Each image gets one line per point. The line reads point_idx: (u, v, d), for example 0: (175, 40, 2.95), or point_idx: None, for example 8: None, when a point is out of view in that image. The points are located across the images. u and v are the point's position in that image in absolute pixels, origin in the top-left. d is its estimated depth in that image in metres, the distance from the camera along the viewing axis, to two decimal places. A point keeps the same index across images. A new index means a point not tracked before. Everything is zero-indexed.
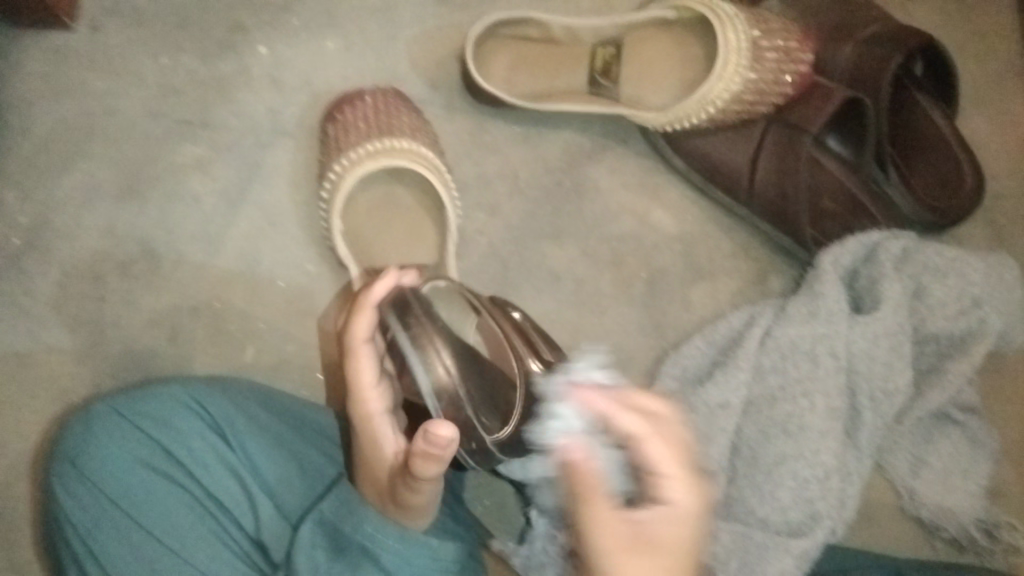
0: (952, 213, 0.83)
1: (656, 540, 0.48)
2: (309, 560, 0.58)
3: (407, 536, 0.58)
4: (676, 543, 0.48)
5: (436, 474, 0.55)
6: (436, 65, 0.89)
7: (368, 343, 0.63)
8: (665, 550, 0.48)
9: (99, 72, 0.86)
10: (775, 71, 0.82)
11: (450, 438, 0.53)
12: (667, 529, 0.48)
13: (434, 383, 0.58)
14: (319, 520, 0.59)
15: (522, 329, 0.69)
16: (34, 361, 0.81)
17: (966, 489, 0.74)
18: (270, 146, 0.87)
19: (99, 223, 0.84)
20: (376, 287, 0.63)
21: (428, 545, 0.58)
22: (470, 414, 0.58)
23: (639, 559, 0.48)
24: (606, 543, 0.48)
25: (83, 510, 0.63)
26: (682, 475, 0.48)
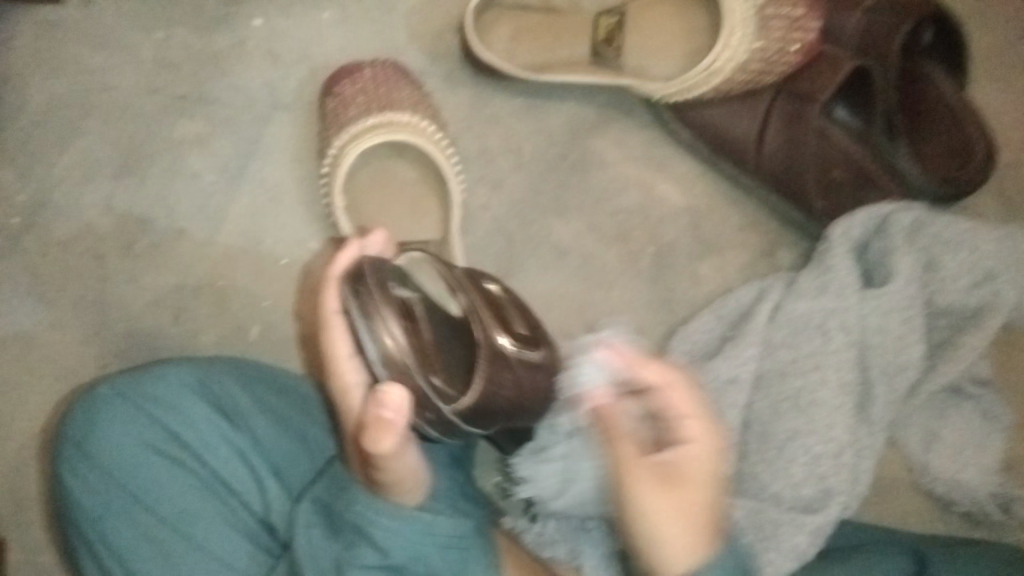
0: (960, 183, 0.82)
1: (681, 475, 0.52)
2: (308, 536, 0.56)
3: (398, 511, 0.53)
4: (698, 478, 0.52)
5: (395, 449, 0.52)
6: (437, 36, 0.87)
7: (339, 314, 0.60)
8: (688, 484, 0.52)
9: (93, 47, 0.84)
10: (782, 39, 0.79)
11: (397, 399, 0.51)
12: (689, 463, 0.53)
13: (382, 353, 0.54)
14: (314, 498, 0.58)
15: (503, 302, 0.65)
16: (35, 343, 0.79)
17: (980, 463, 0.74)
18: (268, 121, 0.85)
19: (96, 201, 0.82)
20: (339, 259, 0.60)
21: (420, 520, 0.53)
22: (421, 382, 0.54)
23: (668, 493, 0.52)
24: (634, 478, 0.53)
25: (91, 494, 0.62)
26: (700, 418, 0.53)
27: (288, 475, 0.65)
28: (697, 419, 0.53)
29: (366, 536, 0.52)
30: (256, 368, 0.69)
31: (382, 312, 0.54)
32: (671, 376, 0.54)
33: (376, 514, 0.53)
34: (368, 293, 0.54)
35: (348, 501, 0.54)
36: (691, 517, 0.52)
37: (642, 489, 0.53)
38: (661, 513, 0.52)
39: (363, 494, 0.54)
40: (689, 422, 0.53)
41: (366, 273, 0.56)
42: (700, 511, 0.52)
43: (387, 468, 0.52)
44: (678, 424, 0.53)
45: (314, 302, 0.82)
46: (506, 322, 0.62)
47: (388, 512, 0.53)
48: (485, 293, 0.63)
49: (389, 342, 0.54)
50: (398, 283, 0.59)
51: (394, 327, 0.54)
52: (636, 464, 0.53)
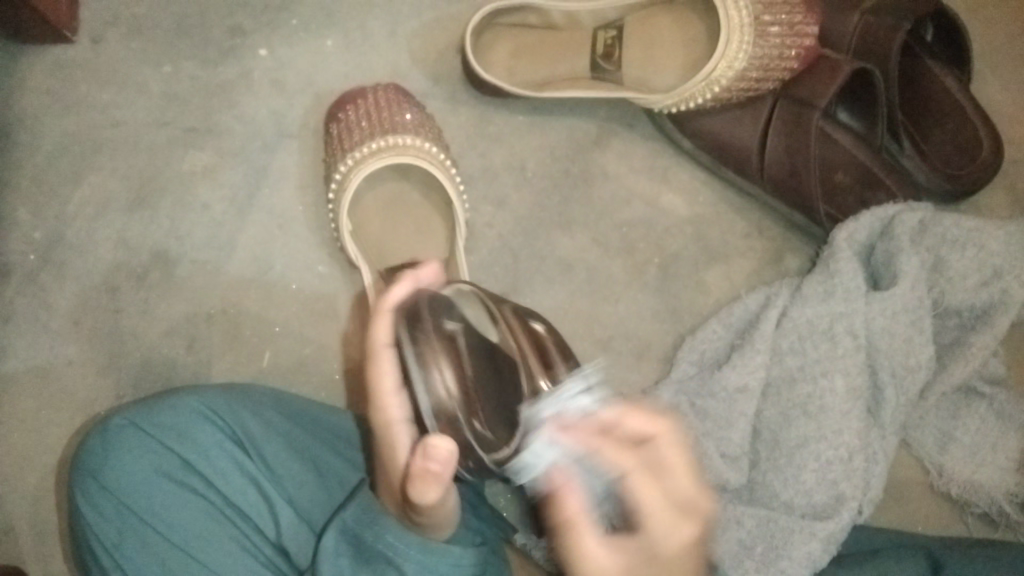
0: (969, 180, 0.81)
1: (643, 566, 0.47)
2: (334, 566, 0.54)
3: (429, 546, 0.53)
4: (664, 573, 0.46)
5: (439, 498, 0.50)
6: (437, 58, 0.88)
7: (391, 348, 0.57)
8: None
9: (103, 84, 0.86)
10: (778, 47, 0.79)
11: (448, 451, 0.49)
12: (650, 558, 0.47)
13: (432, 402, 0.53)
14: (342, 529, 0.55)
15: (552, 343, 0.62)
16: (56, 376, 0.81)
17: (997, 463, 0.73)
18: (275, 149, 0.86)
19: (111, 234, 0.84)
20: (394, 292, 0.58)
21: (452, 553, 0.53)
22: (470, 435, 0.53)
23: None
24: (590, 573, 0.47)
25: (108, 524, 0.63)
26: (665, 498, 0.47)
27: (302, 502, 0.66)
28: (663, 507, 0.47)
29: (392, 568, 0.53)
30: (267, 396, 0.71)
31: (440, 356, 0.53)
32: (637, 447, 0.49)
33: (402, 544, 0.53)
34: (424, 336, 0.54)
35: (376, 532, 0.53)
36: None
37: None
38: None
39: (395, 524, 0.53)
40: (656, 506, 0.47)
41: (426, 318, 0.55)
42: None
43: (428, 513, 0.51)
44: (639, 510, 0.47)
45: (327, 326, 0.83)
46: (550, 361, 0.59)
47: (417, 545, 0.53)
48: (531, 336, 0.61)
49: (441, 391, 0.53)
50: (450, 316, 0.58)
51: (445, 372, 0.53)
52: (600, 559, 0.47)
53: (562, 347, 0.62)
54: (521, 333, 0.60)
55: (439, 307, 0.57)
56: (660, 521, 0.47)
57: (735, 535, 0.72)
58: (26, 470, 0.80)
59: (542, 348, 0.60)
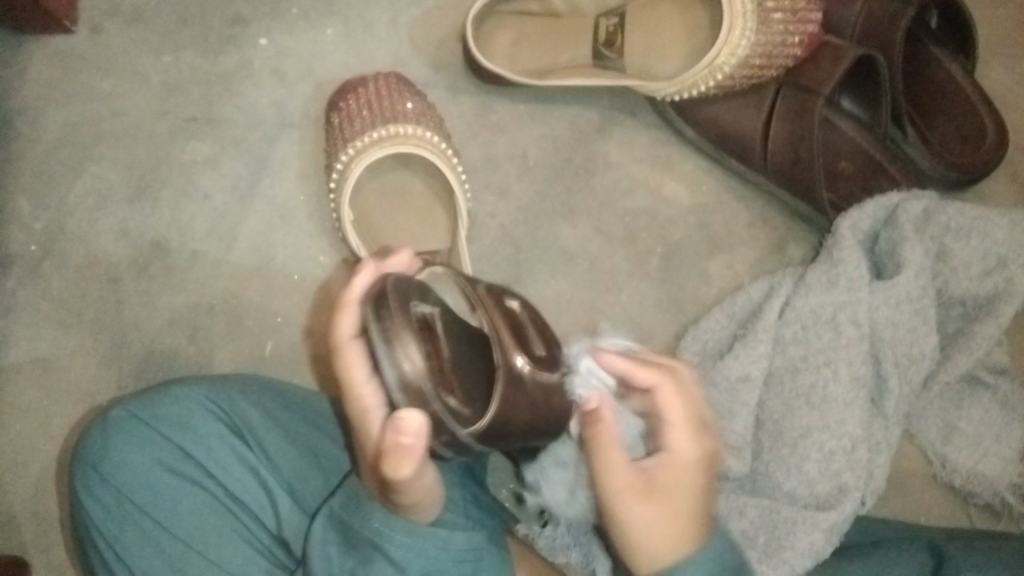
0: (974, 168, 0.80)
1: (660, 480, 0.53)
2: (324, 554, 0.55)
3: (417, 530, 0.53)
4: (681, 485, 0.53)
5: (413, 473, 0.50)
6: (438, 46, 0.88)
7: (357, 340, 0.56)
8: (669, 490, 0.53)
9: (103, 73, 0.86)
10: (782, 33, 0.78)
11: (421, 426, 0.48)
12: (668, 472, 0.54)
13: (399, 378, 0.49)
14: (329, 515, 0.56)
15: (532, 323, 0.56)
16: (58, 366, 0.81)
17: (1000, 454, 0.73)
18: (276, 139, 0.86)
19: (112, 224, 0.84)
20: (358, 281, 0.56)
21: (437, 537, 0.53)
22: (441, 410, 0.49)
23: (651, 506, 0.53)
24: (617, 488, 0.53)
25: (107, 514, 0.64)
26: (684, 421, 0.54)
27: (301, 493, 0.66)
28: (681, 427, 0.54)
29: (380, 552, 0.53)
30: (266, 385, 0.71)
31: (404, 329, 0.50)
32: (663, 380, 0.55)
33: (390, 529, 0.53)
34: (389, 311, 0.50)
35: (363, 517, 0.53)
36: (672, 519, 0.52)
37: (629, 501, 0.53)
38: (646, 519, 0.53)
39: (380, 509, 0.53)
40: (676, 427, 0.54)
41: (392, 297, 0.51)
42: (686, 508, 0.53)
43: (405, 489, 0.50)
44: (666, 427, 0.54)
45: (329, 317, 0.83)
46: (526, 339, 0.54)
47: (403, 528, 0.53)
48: (504, 311, 0.55)
49: (408, 368, 0.49)
50: (419, 296, 0.55)
51: (412, 349, 0.49)
52: (626, 478, 0.53)
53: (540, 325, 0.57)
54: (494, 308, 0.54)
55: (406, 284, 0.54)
56: (679, 440, 0.54)
57: (738, 524, 0.72)
58: (29, 461, 0.80)
59: (517, 325, 0.54)
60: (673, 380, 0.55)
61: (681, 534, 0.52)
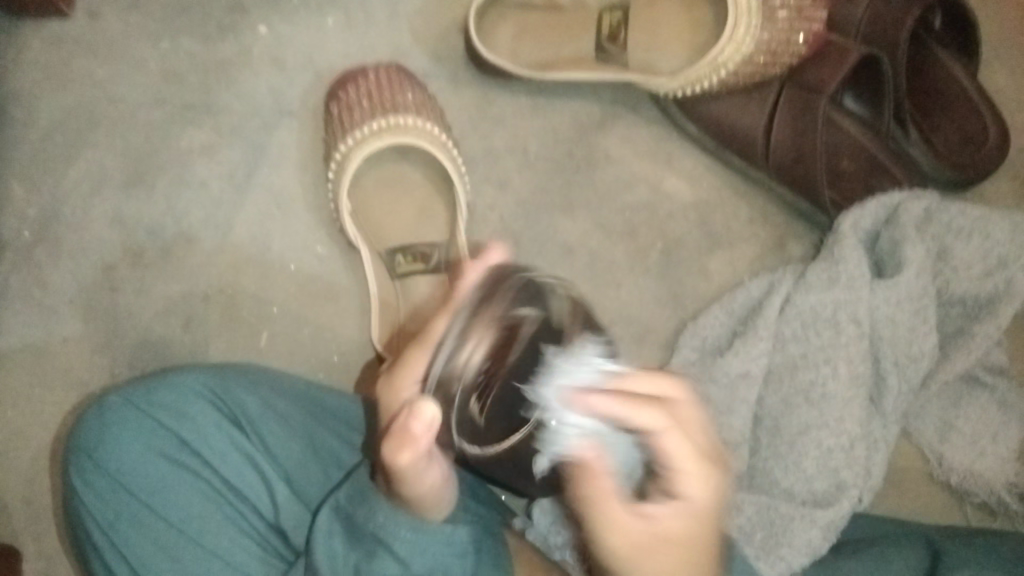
0: (974, 170, 0.81)
1: (668, 534, 0.49)
2: (328, 545, 0.54)
3: (421, 525, 0.53)
4: (694, 531, 0.49)
5: (413, 465, 0.50)
6: (439, 37, 0.87)
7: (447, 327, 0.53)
8: (680, 541, 0.49)
9: (100, 59, 0.85)
10: (787, 31, 0.78)
11: (429, 418, 0.48)
12: (680, 522, 0.49)
13: (445, 367, 0.52)
14: (335, 506, 0.55)
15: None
16: (50, 354, 0.81)
17: (997, 453, 0.73)
18: (274, 128, 0.85)
19: (107, 212, 0.83)
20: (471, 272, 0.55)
21: (443, 531, 0.53)
22: (457, 417, 0.53)
23: (653, 556, 0.50)
24: (618, 540, 0.50)
25: (104, 504, 0.63)
26: (696, 466, 0.47)
27: (301, 482, 0.65)
28: (690, 467, 0.48)
29: (385, 547, 0.53)
30: (264, 376, 0.70)
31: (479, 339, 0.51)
32: (669, 430, 0.46)
33: (394, 524, 0.53)
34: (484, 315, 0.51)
35: (368, 511, 0.53)
36: (686, 567, 0.50)
37: (631, 554, 0.50)
38: (656, 568, 0.50)
39: (384, 503, 0.53)
40: (693, 475, 0.48)
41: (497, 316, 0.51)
42: (700, 557, 0.50)
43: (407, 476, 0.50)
44: (677, 475, 0.48)
45: (326, 307, 0.83)
46: None
47: (408, 523, 0.53)
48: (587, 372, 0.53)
49: (459, 364, 0.51)
50: (526, 303, 0.52)
51: (474, 349, 0.51)
52: (627, 528, 0.49)
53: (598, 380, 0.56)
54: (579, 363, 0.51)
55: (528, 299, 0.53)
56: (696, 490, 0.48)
57: (735, 522, 0.71)
58: (21, 449, 0.79)
59: None
60: (679, 430, 0.46)
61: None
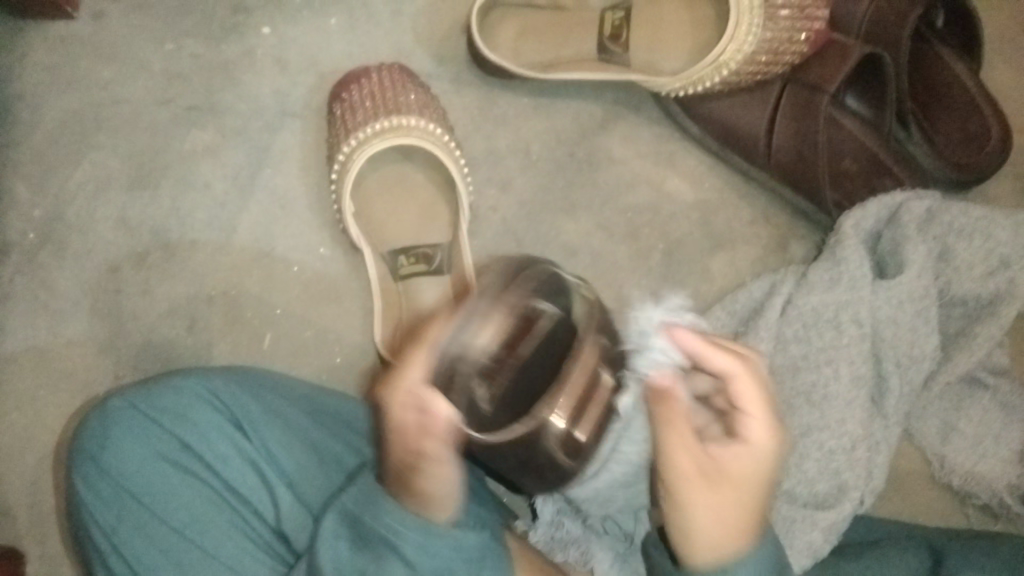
0: (976, 169, 0.81)
1: (731, 473, 0.49)
2: (333, 547, 0.53)
3: (434, 528, 0.50)
4: (752, 479, 0.49)
5: (440, 454, 0.50)
6: (442, 38, 0.87)
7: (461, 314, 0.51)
8: (740, 486, 0.48)
9: (104, 61, 0.85)
10: (789, 29, 0.78)
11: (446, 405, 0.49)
12: (744, 466, 0.49)
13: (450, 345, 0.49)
14: (342, 509, 0.54)
15: (605, 405, 0.56)
16: (56, 355, 0.81)
17: (998, 454, 0.73)
18: (277, 129, 0.85)
19: (112, 214, 0.83)
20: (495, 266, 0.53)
21: (453, 538, 0.51)
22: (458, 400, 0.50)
23: (715, 495, 0.48)
24: (682, 469, 0.49)
25: (107, 508, 0.64)
26: (766, 410, 0.49)
27: (302, 485, 0.65)
28: (761, 412, 0.49)
29: (394, 550, 0.51)
30: (265, 378, 0.70)
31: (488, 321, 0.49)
32: (744, 368, 0.49)
33: (401, 525, 0.51)
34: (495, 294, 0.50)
35: (376, 514, 0.52)
36: (740, 515, 0.48)
37: (693, 487, 0.49)
38: (707, 508, 0.48)
39: (394, 506, 0.51)
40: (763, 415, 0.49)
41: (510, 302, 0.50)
42: (755, 510, 0.49)
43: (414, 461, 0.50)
44: (745, 416, 0.49)
45: (329, 309, 0.83)
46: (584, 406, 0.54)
47: (416, 525, 0.50)
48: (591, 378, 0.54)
49: (470, 347, 0.49)
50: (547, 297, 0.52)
51: (484, 333, 0.49)
52: (688, 459, 0.49)
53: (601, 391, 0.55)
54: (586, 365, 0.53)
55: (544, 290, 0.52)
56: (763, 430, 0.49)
57: None
58: (28, 449, 0.80)
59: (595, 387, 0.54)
60: (755, 370, 0.49)
61: (739, 533, 0.48)
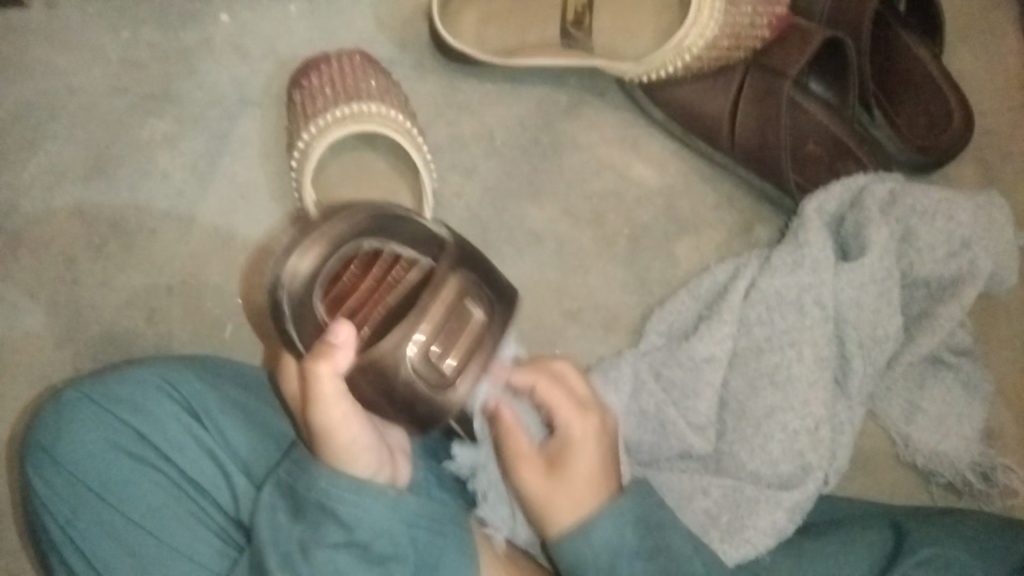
0: (938, 152, 0.81)
1: (571, 459, 0.61)
2: (272, 521, 0.56)
3: (364, 486, 0.54)
4: (587, 456, 0.61)
5: (325, 406, 0.53)
6: (404, 24, 0.86)
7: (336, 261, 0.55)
8: (579, 462, 0.61)
9: (59, 49, 0.84)
10: (750, 14, 0.78)
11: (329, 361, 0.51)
12: (579, 450, 0.62)
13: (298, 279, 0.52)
14: (278, 482, 0.57)
15: (475, 345, 0.54)
16: (12, 349, 0.79)
17: (961, 433, 0.74)
18: (237, 117, 0.84)
19: (69, 204, 0.82)
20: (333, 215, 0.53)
21: (387, 496, 0.54)
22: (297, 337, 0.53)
23: (560, 479, 0.60)
24: (530, 475, 0.62)
25: (61, 499, 0.62)
26: (579, 405, 0.64)
27: (258, 473, 0.64)
28: (575, 405, 0.63)
29: (330, 514, 0.53)
30: (217, 366, 0.69)
31: (327, 240, 0.51)
32: (538, 380, 0.64)
33: (337, 489, 0.54)
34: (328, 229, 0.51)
35: (309, 482, 0.55)
36: (584, 487, 0.60)
37: (538, 476, 0.62)
38: (559, 496, 0.60)
39: (327, 470, 0.54)
40: (572, 415, 0.63)
41: (342, 233, 0.51)
42: (596, 478, 0.60)
43: (314, 409, 0.54)
44: (565, 415, 0.63)
45: None
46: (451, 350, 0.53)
47: (349, 487, 0.54)
48: (455, 314, 0.53)
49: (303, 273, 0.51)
50: (394, 233, 0.53)
51: (310, 259, 0.50)
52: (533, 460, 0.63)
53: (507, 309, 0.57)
54: (440, 299, 0.52)
55: (383, 222, 0.53)
56: (575, 425, 0.62)
57: (702, 505, 0.71)
58: None
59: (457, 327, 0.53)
60: (550, 380, 0.64)
61: (591, 495, 0.60)
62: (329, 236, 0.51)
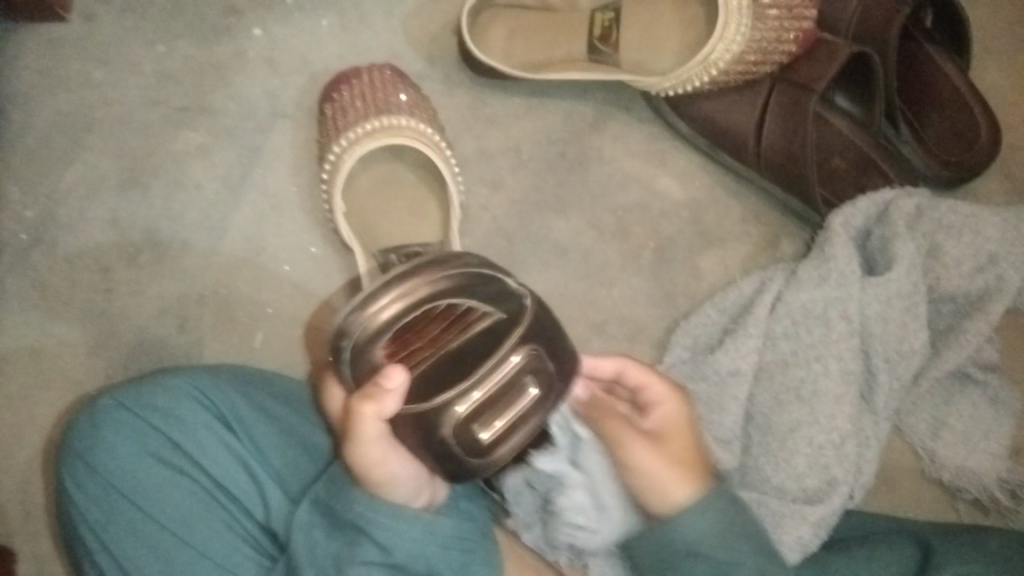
0: (968, 166, 0.81)
1: (671, 437, 0.62)
2: (308, 537, 0.58)
3: (398, 512, 0.56)
4: (682, 432, 0.63)
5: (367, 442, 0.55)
6: (432, 38, 0.88)
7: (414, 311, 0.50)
8: (678, 440, 0.62)
9: (97, 62, 0.86)
10: (777, 30, 0.78)
11: (382, 408, 0.52)
12: (676, 427, 0.63)
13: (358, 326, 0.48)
14: (315, 501, 0.59)
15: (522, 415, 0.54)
16: (49, 355, 0.81)
17: (989, 450, 0.74)
18: (269, 129, 0.85)
19: (105, 213, 0.83)
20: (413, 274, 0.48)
21: (421, 520, 0.56)
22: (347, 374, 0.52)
23: (668, 459, 0.61)
24: (636, 458, 0.61)
25: (97, 506, 0.64)
26: (666, 385, 0.64)
27: (291, 483, 0.65)
28: (660, 384, 0.63)
29: (364, 533, 0.56)
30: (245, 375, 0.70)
31: (415, 299, 0.47)
32: (629, 360, 0.63)
33: (373, 512, 0.56)
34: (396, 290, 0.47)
35: (346, 502, 0.57)
36: (690, 467, 0.61)
37: (645, 457, 0.61)
38: (675, 479, 0.60)
39: (363, 495, 0.56)
40: (660, 393, 0.63)
41: (422, 297, 0.47)
42: (695, 455, 0.62)
43: (354, 442, 0.55)
44: (655, 397, 0.63)
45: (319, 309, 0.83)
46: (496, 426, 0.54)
47: (385, 510, 0.56)
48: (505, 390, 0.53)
49: (363, 324, 0.48)
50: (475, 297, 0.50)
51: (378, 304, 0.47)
52: (637, 441, 0.62)
53: (568, 383, 0.57)
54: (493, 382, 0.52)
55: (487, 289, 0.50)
56: (670, 407, 0.63)
57: None
58: (19, 449, 0.80)
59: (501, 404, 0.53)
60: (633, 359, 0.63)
61: (696, 477, 0.61)
62: (408, 296, 0.47)
